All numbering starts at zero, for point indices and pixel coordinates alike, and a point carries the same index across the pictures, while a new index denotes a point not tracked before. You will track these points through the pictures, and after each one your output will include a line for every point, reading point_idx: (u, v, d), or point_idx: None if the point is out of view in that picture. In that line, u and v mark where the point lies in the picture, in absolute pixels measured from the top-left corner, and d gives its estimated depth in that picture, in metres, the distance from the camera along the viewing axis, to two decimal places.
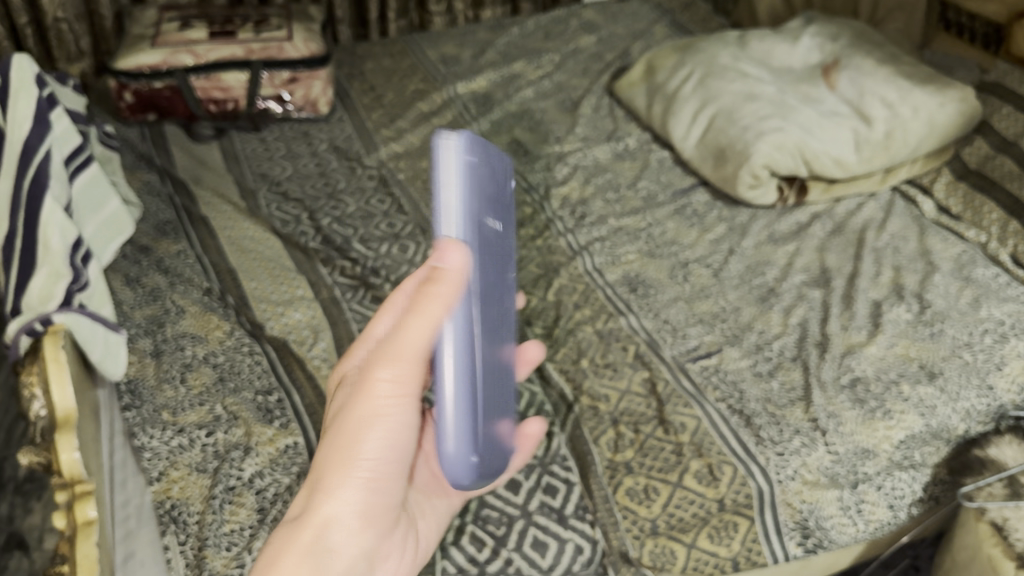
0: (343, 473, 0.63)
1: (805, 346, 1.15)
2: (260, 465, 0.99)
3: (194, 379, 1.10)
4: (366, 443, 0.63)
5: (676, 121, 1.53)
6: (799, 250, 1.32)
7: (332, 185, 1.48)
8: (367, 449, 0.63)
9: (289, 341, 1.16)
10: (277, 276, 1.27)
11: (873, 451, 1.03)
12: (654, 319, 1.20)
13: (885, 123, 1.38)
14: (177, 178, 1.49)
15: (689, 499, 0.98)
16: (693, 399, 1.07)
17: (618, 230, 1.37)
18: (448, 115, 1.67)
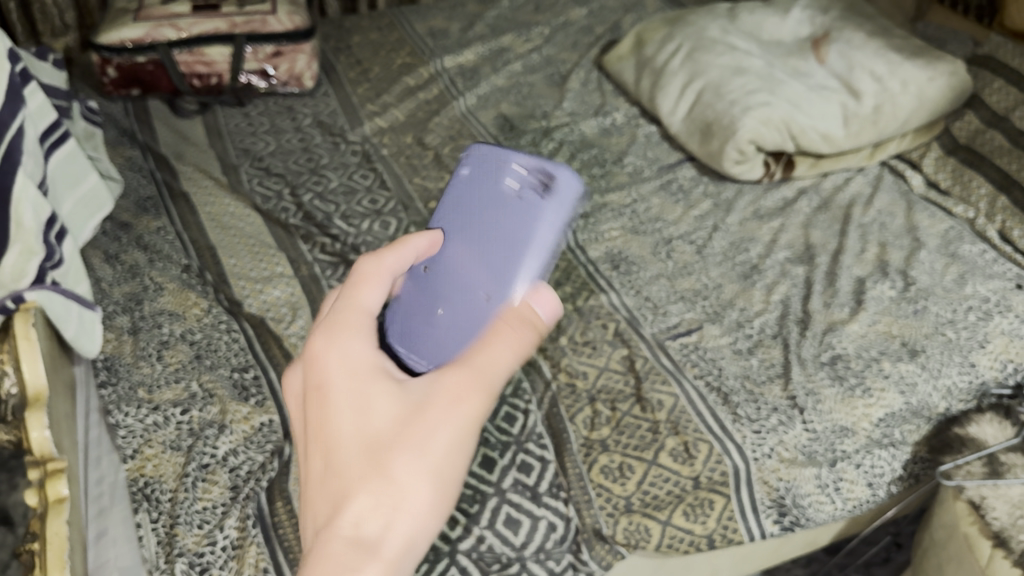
0: (379, 494, 0.45)
1: (786, 323, 1.14)
2: (234, 442, 0.99)
3: (170, 356, 1.10)
4: (399, 455, 0.46)
5: (663, 95, 1.51)
6: (784, 226, 1.31)
7: (315, 160, 1.47)
8: (397, 467, 0.45)
9: (267, 318, 1.16)
10: (257, 253, 1.26)
11: (851, 430, 1.03)
12: (635, 297, 1.19)
13: (873, 98, 1.37)
14: (159, 154, 1.48)
15: (664, 476, 0.97)
16: (672, 376, 1.06)
17: (602, 206, 1.35)
18: (434, 89, 1.65)
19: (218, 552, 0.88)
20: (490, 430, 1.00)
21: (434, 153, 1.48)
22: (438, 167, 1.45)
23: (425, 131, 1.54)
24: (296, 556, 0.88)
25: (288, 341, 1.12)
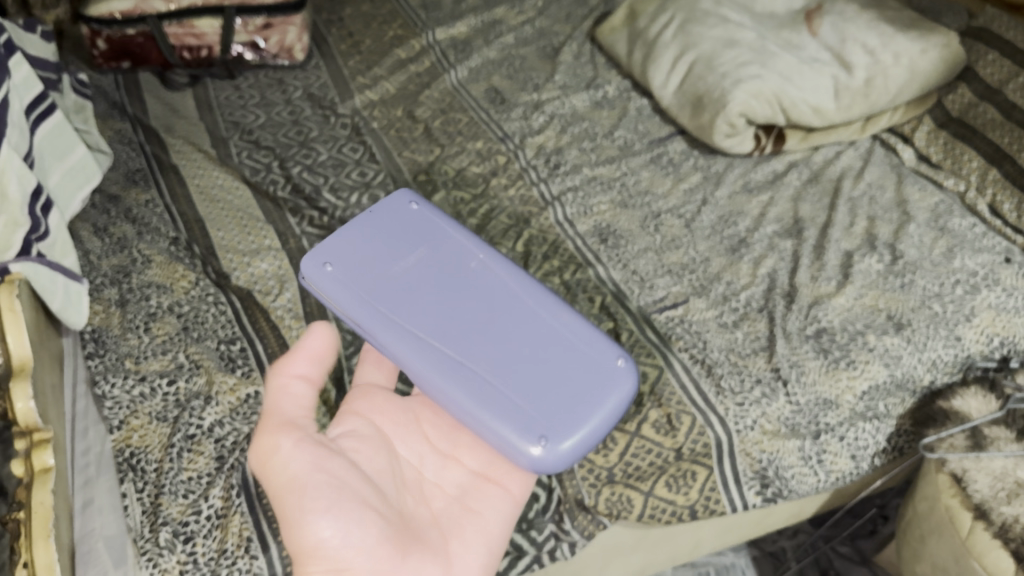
0: (338, 520, 0.68)
1: (773, 296, 1.14)
2: (220, 414, 1.00)
3: (158, 328, 1.10)
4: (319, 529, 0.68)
5: (655, 68, 1.50)
6: (774, 200, 1.30)
7: (305, 133, 1.46)
8: (325, 535, 0.68)
9: (254, 291, 1.16)
10: (245, 226, 1.26)
11: (835, 402, 1.04)
12: (623, 270, 1.19)
13: (865, 72, 1.36)
14: (148, 127, 1.47)
15: (647, 448, 0.98)
16: (656, 348, 1.06)
17: (592, 180, 1.35)
18: (425, 62, 1.64)
19: (203, 521, 0.89)
20: None
21: (424, 126, 1.48)
22: (428, 140, 1.44)
23: (416, 104, 1.53)
24: (278, 526, 0.89)
25: (274, 314, 1.12)
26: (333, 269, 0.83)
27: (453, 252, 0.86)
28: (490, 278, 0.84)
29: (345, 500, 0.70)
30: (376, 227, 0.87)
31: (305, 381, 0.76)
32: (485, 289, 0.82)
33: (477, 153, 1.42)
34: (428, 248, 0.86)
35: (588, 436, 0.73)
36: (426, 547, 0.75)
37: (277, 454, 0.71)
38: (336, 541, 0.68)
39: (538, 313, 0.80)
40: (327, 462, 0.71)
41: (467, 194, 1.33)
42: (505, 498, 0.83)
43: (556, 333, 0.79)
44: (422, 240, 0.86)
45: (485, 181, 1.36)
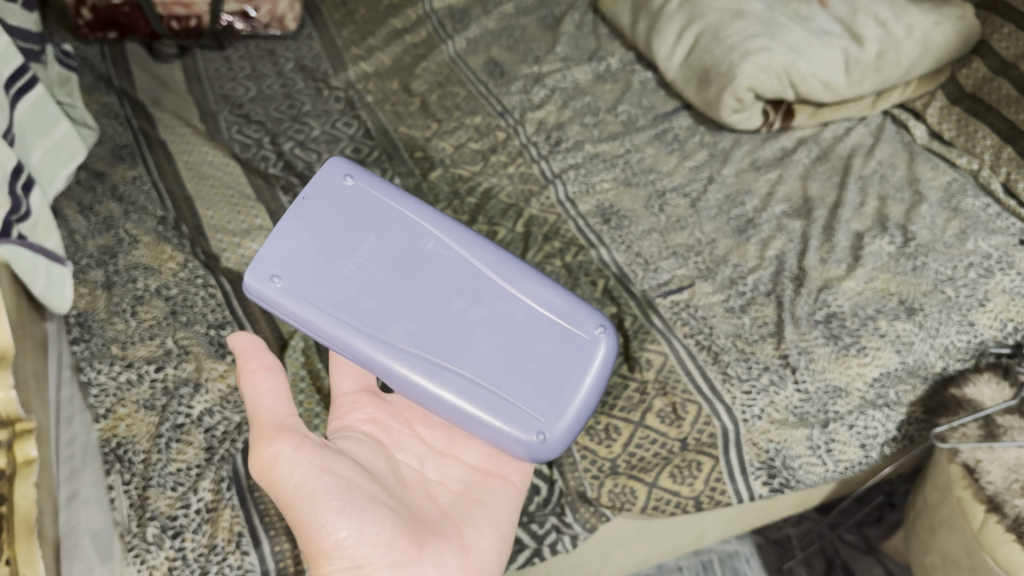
0: (354, 518, 0.67)
1: (781, 280, 1.10)
2: (210, 402, 0.96)
3: (145, 312, 1.06)
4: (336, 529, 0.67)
5: (660, 40, 1.45)
6: (782, 178, 1.26)
7: (297, 107, 1.42)
8: (343, 532, 0.67)
9: (244, 274, 1.12)
10: (236, 205, 1.22)
11: (845, 390, 1.00)
12: (626, 252, 1.15)
13: (876, 44, 1.31)
14: (135, 100, 1.42)
15: (651, 438, 0.95)
16: (661, 334, 1.03)
17: (594, 158, 1.31)
18: (421, 33, 1.59)
19: (192, 515, 0.86)
20: None
21: (420, 101, 1.43)
22: (425, 115, 1.40)
23: (412, 77, 1.48)
24: (271, 521, 0.86)
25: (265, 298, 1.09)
26: (284, 284, 0.75)
27: (404, 233, 0.79)
28: (452, 262, 0.78)
29: (356, 497, 0.68)
30: (313, 222, 0.77)
31: (277, 394, 0.73)
32: (447, 275, 0.77)
33: (476, 128, 1.37)
34: (379, 234, 0.78)
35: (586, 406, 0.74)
36: (441, 537, 0.73)
37: (279, 460, 0.68)
38: (353, 541, 0.67)
39: (514, 294, 0.77)
40: (331, 462, 0.69)
41: (465, 172, 1.29)
42: (508, 489, 0.83)
43: (532, 312, 0.76)
44: (369, 227, 0.78)
45: (483, 159, 1.32)
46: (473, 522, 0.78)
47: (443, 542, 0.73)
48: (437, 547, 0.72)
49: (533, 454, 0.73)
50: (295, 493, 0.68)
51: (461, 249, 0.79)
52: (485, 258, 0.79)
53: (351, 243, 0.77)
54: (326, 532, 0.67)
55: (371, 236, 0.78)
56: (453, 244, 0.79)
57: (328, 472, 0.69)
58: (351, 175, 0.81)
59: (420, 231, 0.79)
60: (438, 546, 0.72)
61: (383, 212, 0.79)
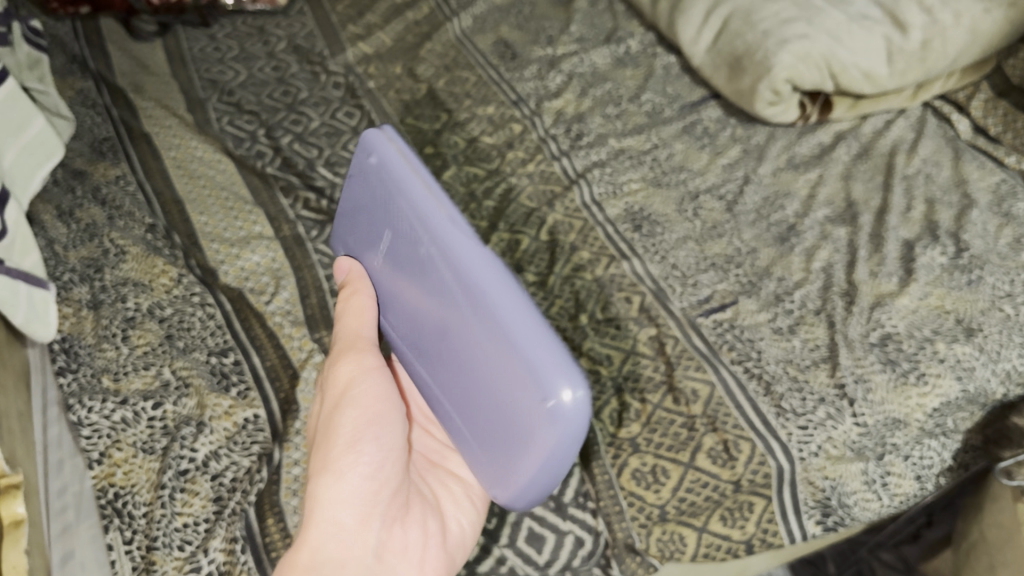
0: (382, 450, 0.71)
1: (830, 297, 1.02)
2: (216, 444, 0.87)
3: (137, 337, 0.96)
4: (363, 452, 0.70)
5: (685, 21, 1.35)
6: (822, 179, 1.18)
7: (292, 94, 1.30)
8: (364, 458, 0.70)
9: (245, 291, 1.02)
10: (231, 209, 1.11)
11: (904, 421, 0.93)
12: (661, 264, 1.07)
13: (921, 32, 1.21)
14: (114, 86, 1.30)
15: (702, 481, 0.87)
16: (707, 361, 0.95)
17: (619, 155, 1.22)
18: (424, 8, 1.47)
19: None
20: None
21: (427, 87, 1.32)
22: (433, 105, 1.29)
23: (417, 60, 1.37)
24: None
25: (271, 321, 0.99)
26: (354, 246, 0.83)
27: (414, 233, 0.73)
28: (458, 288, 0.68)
29: (392, 440, 0.72)
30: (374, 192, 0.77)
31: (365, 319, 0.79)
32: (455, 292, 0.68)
33: (490, 120, 1.27)
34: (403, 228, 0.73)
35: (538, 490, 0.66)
36: (426, 502, 0.77)
37: (358, 373, 0.75)
38: (366, 471, 0.70)
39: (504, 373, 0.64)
40: (393, 398, 0.75)
41: (481, 171, 1.19)
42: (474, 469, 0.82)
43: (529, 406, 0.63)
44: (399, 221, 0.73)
45: (499, 155, 1.22)
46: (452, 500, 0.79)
47: (426, 507, 0.76)
48: (423, 512, 0.76)
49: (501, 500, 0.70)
50: (341, 397, 0.74)
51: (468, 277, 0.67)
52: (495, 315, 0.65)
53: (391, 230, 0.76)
54: (354, 452, 0.70)
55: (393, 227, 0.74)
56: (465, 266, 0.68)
57: (377, 398, 0.74)
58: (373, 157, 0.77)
59: (430, 231, 0.71)
60: (424, 510, 0.76)
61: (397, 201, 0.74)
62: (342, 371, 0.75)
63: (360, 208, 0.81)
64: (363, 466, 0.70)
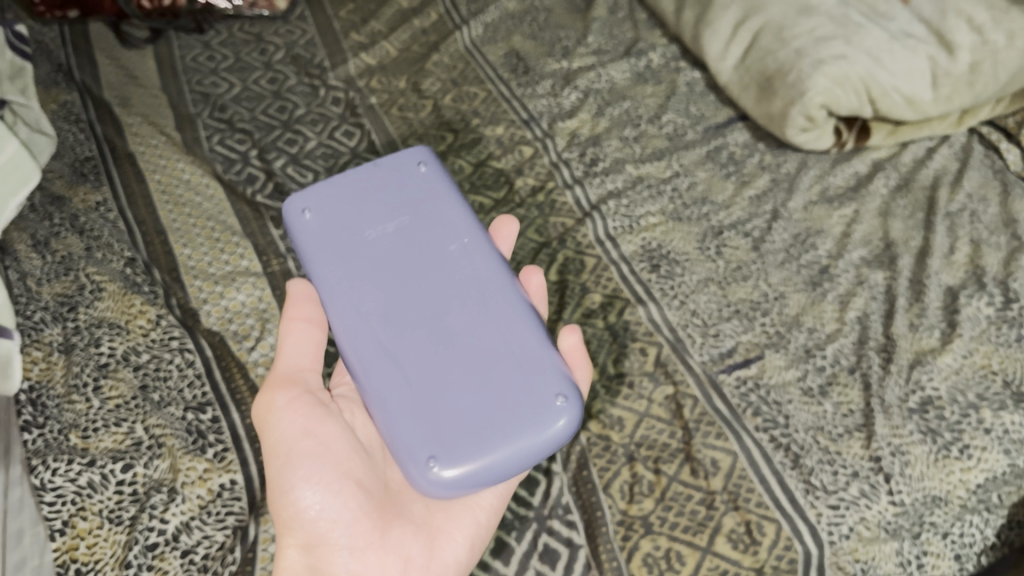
0: (329, 487, 0.67)
1: (865, 352, 0.94)
2: (188, 514, 0.80)
3: (110, 389, 0.89)
4: (304, 494, 0.67)
5: (711, 35, 1.26)
6: (858, 215, 1.08)
7: (288, 109, 1.22)
8: (306, 501, 0.67)
9: (225, 336, 0.94)
10: (218, 242, 1.03)
11: (944, 499, 0.83)
12: (680, 310, 0.98)
13: (969, 54, 1.11)
14: (100, 98, 1.22)
15: (721, 569, 0.79)
16: (729, 427, 0.87)
17: (637, 183, 1.13)
18: (431, 15, 1.38)
19: None
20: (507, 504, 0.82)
21: (432, 104, 1.23)
22: (438, 125, 1.21)
23: (423, 74, 1.28)
24: None
25: (253, 372, 0.91)
26: (317, 206, 0.73)
27: (434, 227, 0.73)
28: (464, 273, 0.70)
29: (335, 469, 0.67)
30: (380, 186, 0.75)
31: (298, 355, 0.73)
32: (460, 285, 0.69)
33: (498, 142, 1.18)
34: (418, 219, 0.73)
35: (481, 474, 0.61)
36: (411, 519, 0.71)
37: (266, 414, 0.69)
38: (317, 510, 0.67)
39: (498, 358, 0.65)
40: (316, 427, 0.69)
41: (488, 200, 1.11)
42: None
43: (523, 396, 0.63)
44: (412, 212, 0.74)
45: (507, 181, 1.13)
46: (447, 513, 0.73)
47: (409, 528, 0.71)
48: (403, 533, 0.70)
49: (421, 484, 0.61)
50: (275, 445, 0.69)
51: (488, 271, 0.71)
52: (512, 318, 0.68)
53: (387, 218, 0.73)
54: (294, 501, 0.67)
55: (405, 218, 0.73)
56: (478, 259, 0.71)
57: (312, 436, 0.68)
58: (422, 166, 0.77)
59: (455, 237, 0.73)
60: (403, 531, 0.70)
61: (424, 203, 0.75)
62: (258, 413, 0.70)
63: (346, 182, 0.75)
64: (310, 508, 0.67)
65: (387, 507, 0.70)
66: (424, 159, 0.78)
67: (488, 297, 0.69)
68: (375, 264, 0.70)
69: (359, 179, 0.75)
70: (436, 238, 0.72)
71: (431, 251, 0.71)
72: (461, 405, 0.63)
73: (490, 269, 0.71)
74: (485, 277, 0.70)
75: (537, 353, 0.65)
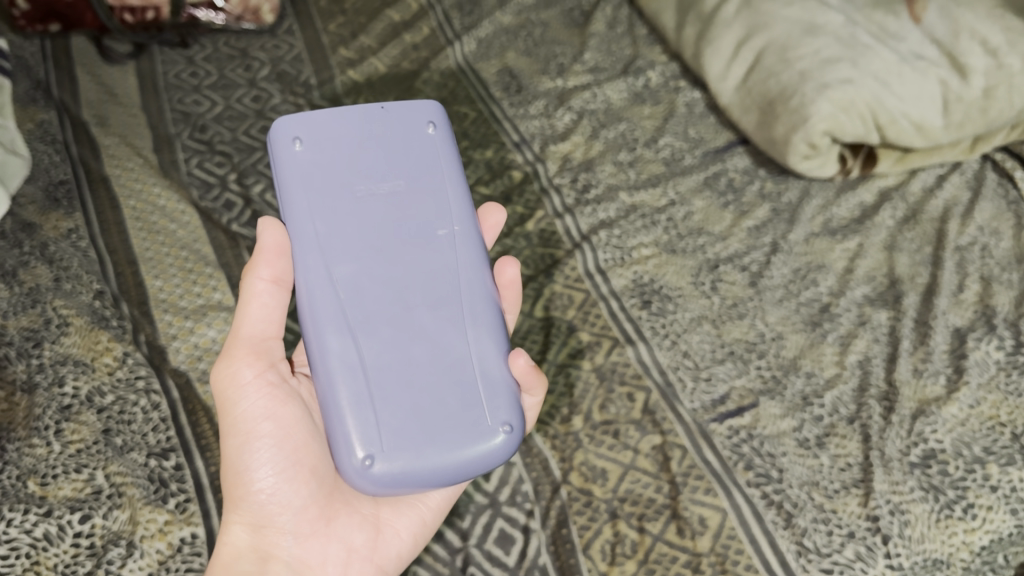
0: (283, 471, 0.68)
1: (866, 401, 0.89)
2: (145, 571, 0.76)
3: (71, 432, 0.84)
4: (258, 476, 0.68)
5: (712, 54, 1.21)
6: (862, 250, 1.03)
7: (271, 130, 1.18)
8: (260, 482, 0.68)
9: (190, 377, 0.91)
10: (190, 273, 0.99)
11: (946, 563, 0.79)
12: (671, 351, 0.93)
13: (983, 78, 1.06)
14: (78, 117, 1.18)
15: None
16: (720, 483, 0.82)
17: (631, 211, 1.08)
18: (423, 29, 1.33)
19: None
20: (480, 563, 0.78)
21: None
22: None
23: (412, 92, 1.24)
24: None
25: (220, 417, 0.88)
26: (311, 139, 0.70)
27: (425, 202, 0.71)
28: (443, 260, 0.69)
29: (291, 455, 0.68)
30: (377, 137, 0.72)
31: (263, 320, 0.70)
32: (435, 274, 0.68)
33: (488, 166, 1.14)
34: (410, 187, 0.71)
35: (414, 479, 0.60)
36: (357, 509, 0.71)
37: (229, 390, 0.68)
38: (268, 491, 0.68)
39: (453, 363, 0.64)
40: (278, 409, 0.69)
41: None
42: None
43: (473, 410, 0.63)
44: (406, 177, 0.71)
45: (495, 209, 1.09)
46: (393, 506, 0.72)
47: (355, 517, 0.70)
48: (348, 522, 0.70)
49: (356, 478, 0.60)
50: (234, 423, 0.69)
51: (467, 266, 0.69)
52: (479, 321, 0.67)
53: (379, 178, 0.70)
54: (247, 480, 0.68)
55: (399, 182, 0.70)
56: (459, 250, 0.70)
57: (271, 418, 0.68)
58: (433, 128, 0.74)
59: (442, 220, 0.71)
60: (349, 521, 0.70)
61: (420, 171, 0.72)
62: (218, 384, 0.69)
63: (349, 121, 0.71)
64: (262, 489, 0.68)
65: (334, 495, 0.70)
66: (437, 121, 0.74)
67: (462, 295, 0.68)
68: (352, 225, 0.68)
69: (364, 122, 0.72)
70: (418, 213, 0.70)
71: (411, 226, 0.69)
72: (402, 404, 0.62)
73: (469, 268, 0.69)
74: (462, 272, 0.69)
75: (491, 375, 0.64)
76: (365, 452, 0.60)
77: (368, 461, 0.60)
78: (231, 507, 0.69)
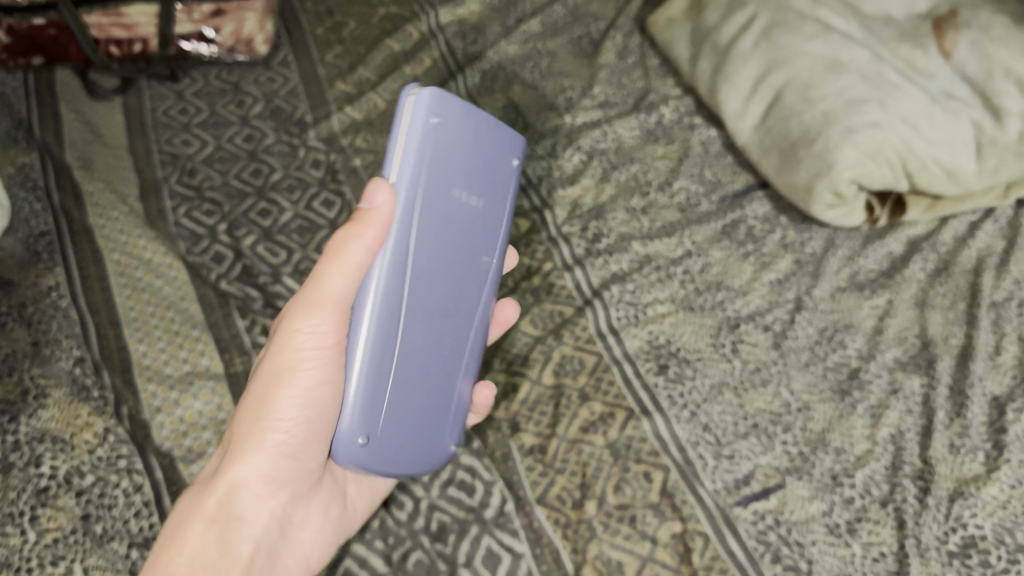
0: (312, 432, 0.67)
1: (899, 481, 0.83)
2: None
3: (47, 517, 0.78)
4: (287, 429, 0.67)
5: (728, 89, 1.14)
6: (890, 308, 0.97)
7: (263, 174, 1.12)
8: (284, 433, 0.67)
9: (173, 457, 0.85)
10: (176, 337, 0.93)
11: None
12: (690, 423, 0.87)
13: (1019, 121, 1.00)
14: (60, 160, 1.12)
15: None
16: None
17: (644, 263, 1.01)
18: (424, 60, 1.27)
19: None
20: None
21: None
22: None
23: None
24: None
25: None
26: (446, 121, 0.65)
27: (487, 227, 0.70)
28: (474, 286, 0.70)
29: (324, 424, 0.67)
30: (485, 147, 0.69)
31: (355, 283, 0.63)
32: (464, 294, 0.69)
33: None
34: (485, 210, 0.69)
35: (386, 471, 0.67)
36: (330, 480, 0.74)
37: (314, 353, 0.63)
38: (284, 442, 0.67)
39: (441, 384, 0.69)
40: (338, 376, 0.66)
41: None
42: None
43: (442, 433, 0.70)
44: (486, 199, 0.69)
45: None
46: (358, 483, 0.76)
47: (328, 490, 0.74)
48: (325, 494, 0.73)
49: (342, 454, 0.65)
50: (288, 367, 0.66)
51: (486, 296, 0.72)
52: (474, 346, 0.72)
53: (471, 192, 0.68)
54: (273, 422, 0.67)
55: (481, 202, 0.69)
56: (487, 280, 0.71)
57: (329, 384, 0.66)
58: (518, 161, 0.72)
59: (488, 248, 0.71)
60: (325, 493, 0.73)
61: (498, 199, 0.70)
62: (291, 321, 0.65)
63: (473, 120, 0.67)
64: (282, 439, 0.67)
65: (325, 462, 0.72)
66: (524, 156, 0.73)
67: (471, 325, 0.71)
68: (435, 220, 0.66)
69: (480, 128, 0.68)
70: (477, 233, 0.69)
71: (469, 243, 0.68)
72: (398, 403, 0.66)
73: (488, 295, 0.72)
74: (479, 300, 0.71)
75: (460, 412, 0.71)
76: (359, 436, 0.64)
77: (361, 440, 0.65)
78: (246, 443, 0.67)
